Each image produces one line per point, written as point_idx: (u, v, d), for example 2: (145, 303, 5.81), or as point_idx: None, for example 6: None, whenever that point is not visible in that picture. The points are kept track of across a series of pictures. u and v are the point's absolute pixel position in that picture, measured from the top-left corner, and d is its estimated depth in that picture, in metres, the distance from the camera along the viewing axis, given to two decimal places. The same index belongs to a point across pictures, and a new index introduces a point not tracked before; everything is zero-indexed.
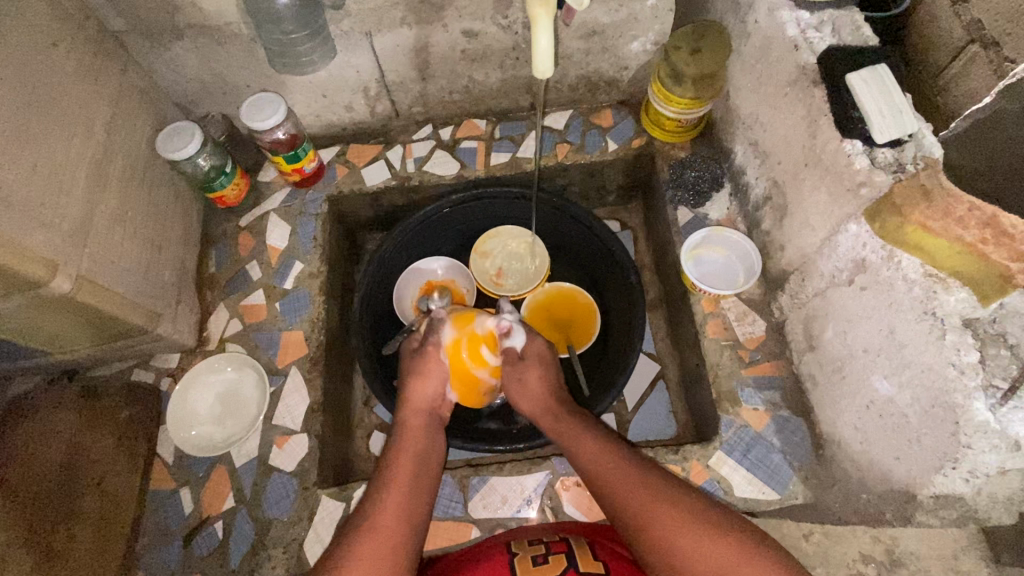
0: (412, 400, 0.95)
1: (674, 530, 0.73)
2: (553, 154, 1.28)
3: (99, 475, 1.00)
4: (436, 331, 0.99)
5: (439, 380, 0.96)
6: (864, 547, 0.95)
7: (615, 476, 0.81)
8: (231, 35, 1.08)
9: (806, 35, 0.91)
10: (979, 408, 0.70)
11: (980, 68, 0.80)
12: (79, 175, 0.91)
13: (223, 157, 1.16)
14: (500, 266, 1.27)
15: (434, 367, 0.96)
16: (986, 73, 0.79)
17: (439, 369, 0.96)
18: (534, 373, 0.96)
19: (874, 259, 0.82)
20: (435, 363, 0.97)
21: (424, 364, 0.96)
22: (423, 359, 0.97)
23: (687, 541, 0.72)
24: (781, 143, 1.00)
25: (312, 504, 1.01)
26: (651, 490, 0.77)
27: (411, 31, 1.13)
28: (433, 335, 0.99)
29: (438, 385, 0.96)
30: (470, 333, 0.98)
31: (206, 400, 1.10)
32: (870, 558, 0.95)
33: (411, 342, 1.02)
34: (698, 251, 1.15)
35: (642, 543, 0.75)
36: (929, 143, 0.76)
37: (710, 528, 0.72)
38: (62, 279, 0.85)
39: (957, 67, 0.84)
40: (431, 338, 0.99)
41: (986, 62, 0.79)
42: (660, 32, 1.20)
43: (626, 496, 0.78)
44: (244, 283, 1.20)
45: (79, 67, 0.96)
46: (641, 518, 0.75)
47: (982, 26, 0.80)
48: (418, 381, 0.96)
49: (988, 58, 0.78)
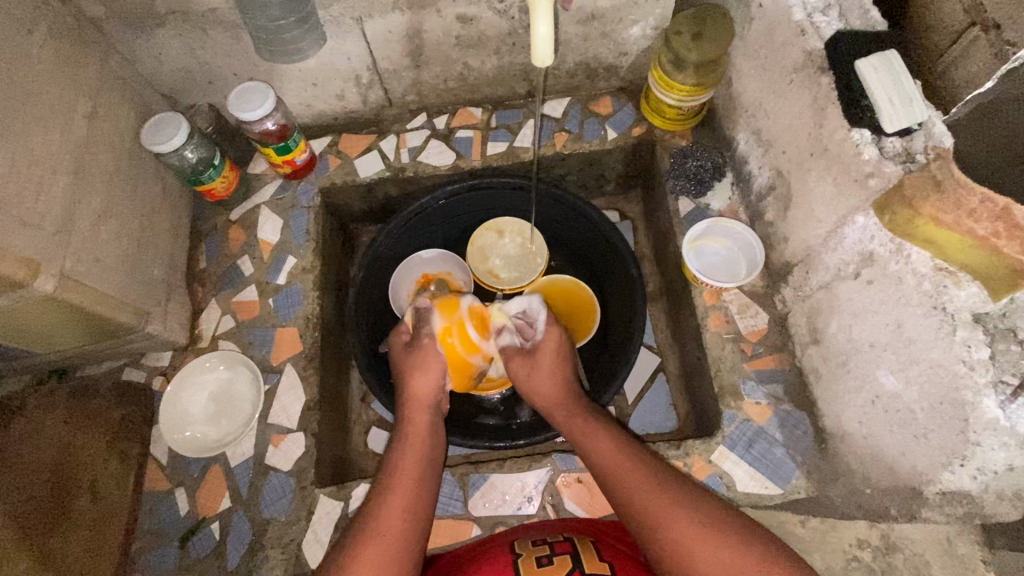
0: (415, 395, 0.91)
1: (685, 529, 0.72)
2: (552, 143, 1.25)
3: (91, 476, 0.98)
4: (424, 322, 0.96)
5: (440, 370, 0.93)
6: (859, 531, 0.91)
7: (627, 470, 0.80)
8: (215, 21, 1.04)
9: (813, 19, 0.88)
10: (989, 405, 0.69)
11: (980, 53, 0.76)
12: (60, 170, 0.88)
13: (211, 148, 1.12)
14: (503, 229, 1.26)
15: (430, 357, 0.93)
16: (987, 57, 0.75)
17: (437, 360, 0.93)
18: (549, 353, 0.96)
19: (882, 252, 0.80)
20: (433, 355, 0.93)
21: (422, 356, 0.93)
22: (420, 351, 0.93)
23: (699, 543, 0.71)
24: (784, 131, 0.98)
25: (310, 504, 0.99)
26: (666, 489, 0.77)
27: (403, 17, 1.09)
28: (422, 325, 0.95)
29: (437, 376, 0.92)
30: (459, 318, 0.95)
31: (199, 400, 1.08)
32: (865, 543, 0.91)
33: (399, 339, 0.98)
34: (699, 243, 1.13)
35: (652, 546, 0.74)
36: (939, 132, 0.72)
37: (723, 529, 0.72)
38: (44, 280, 0.82)
39: (957, 52, 0.80)
40: (422, 331, 0.95)
41: (987, 46, 0.75)
42: (660, 16, 1.17)
43: (643, 495, 0.77)
44: (236, 279, 1.17)
45: (57, 57, 0.91)
46: (657, 519, 0.74)
47: (984, 9, 0.76)
48: (419, 375, 0.92)
49: (988, 42, 0.75)
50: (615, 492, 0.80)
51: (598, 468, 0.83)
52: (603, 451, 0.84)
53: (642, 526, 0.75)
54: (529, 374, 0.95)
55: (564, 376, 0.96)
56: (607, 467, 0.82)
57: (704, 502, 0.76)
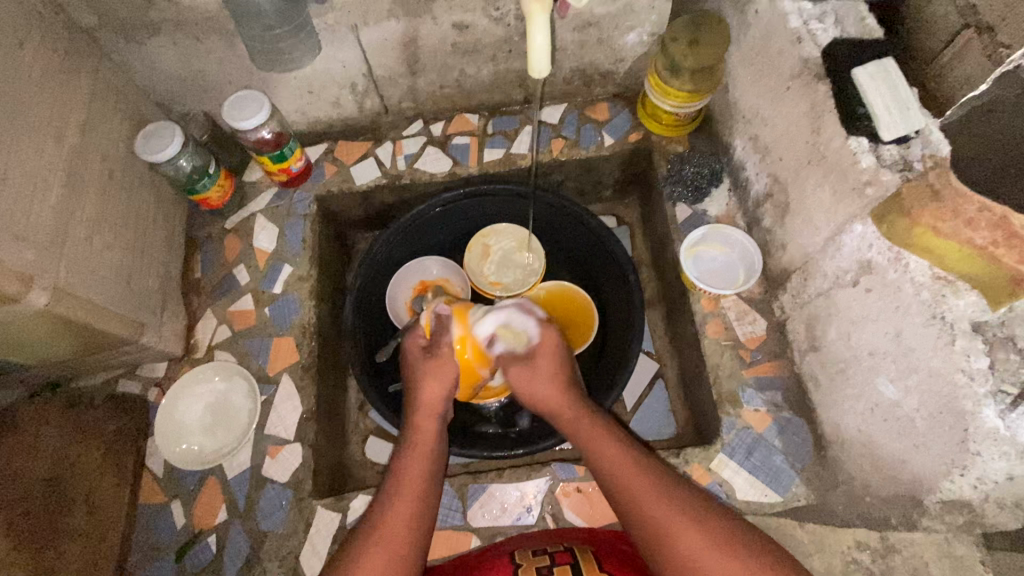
0: (424, 402, 0.90)
1: (691, 541, 0.72)
2: (549, 150, 1.25)
3: (86, 491, 0.97)
4: (443, 330, 0.94)
5: (453, 380, 0.91)
6: (858, 534, 0.90)
7: (637, 480, 0.78)
8: (210, 29, 1.03)
9: (809, 27, 0.88)
10: (988, 415, 0.69)
11: (974, 54, 0.76)
12: (53, 182, 0.87)
13: (206, 157, 1.12)
14: (487, 241, 1.25)
15: (447, 367, 0.91)
16: (980, 59, 0.75)
17: (451, 371, 0.91)
18: (547, 361, 0.92)
19: (880, 261, 0.80)
20: (448, 364, 0.91)
21: (437, 364, 0.91)
22: (436, 360, 0.92)
23: (706, 556, 0.70)
24: (781, 138, 0.97)
25: (308, 516, 0.99)
26: (674, 502, 0.75)
27: (398, 24, 1.08)
28: (441, 333, 0.94)
29: (450, 383, 0.91)
30: (478, 330, 0.93)
31: (194, 411, 1.07)
32: (865, 545, 0.89)
33: (417, 343, 0.96)
34: (697, 249, 1.13)
35: (658, 560, 0.73)
36: (937, 139, 0.73)
37: (732, 544, 0.71)
38: (37, 293, 0.81)
39: (952, 53, 0.80)
40: (442, 339, 0.93)
41: (980, 48, 0.75)
42: (656, 23, 1.16)
43: (652, 507, 0.75)
44: (232, 288, 1.17)
45: (49, 68, 0.91)
46: (666, 532, 0.73)
47: (976, 11, 0.76)
48: (430, 381, 0.90)
49: (982, 44, 0.75)
50: (620, 502, 0.79)
51: (607, 473, 0.81)
52: (611, 458, 0.82)
53: (645, 539, 0.75)
54: (528, 379, 0.91)
55: (569, 379, 0.92)
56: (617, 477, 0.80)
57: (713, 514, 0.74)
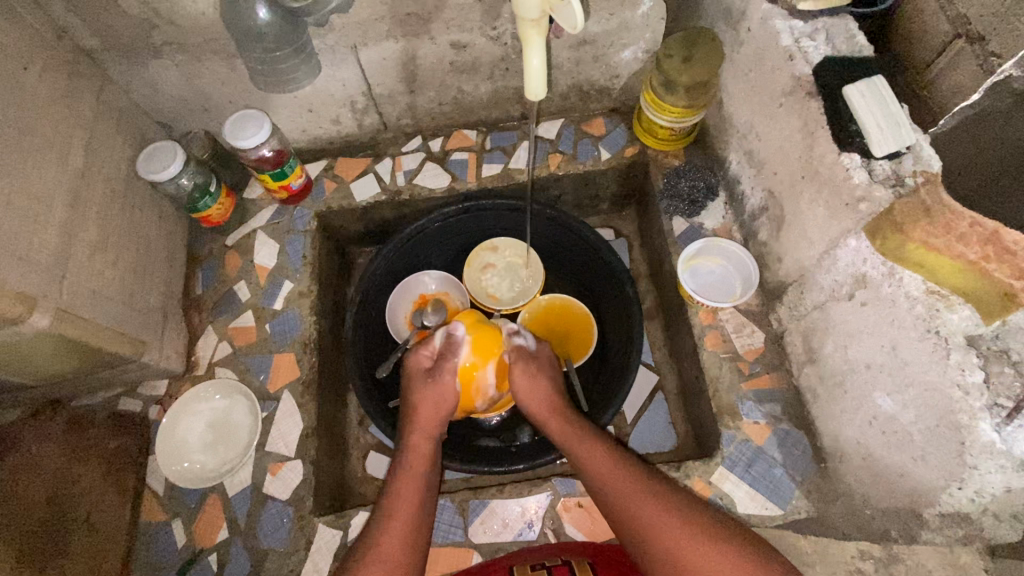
0: (420, 421, 0.90)
1: (676, 535, 0.74)
2: (546, 164, 1.26)
3: (87, 510, 0.97)
4: (453, 352, 0.92)
5: (452, 402, 0.91)
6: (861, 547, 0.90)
7: (622, 482, 0.80)
8: (210, 51, 1.04)
9: (800, 44, 0.89)
10: (985, 429, 0.68)
11: (965, 63, 0.80)
12: (57, 203, 0.88)
13: (206, 175, 1.13)
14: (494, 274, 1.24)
15: (444, 392, 0.91)
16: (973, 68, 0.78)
17: (450, 396, 0.91)
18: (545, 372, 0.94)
19: (875, 275, 0.81)
20: (448, 389, 0.91)
21: (437, 387, 0.91)
22: (438, 382, 0.91)
23: (691, 550, 0.72)
24: (774, 153, 0.99)
25: (309, 534, 0.99)
26: (659, 500, 0.77)
27: (397, 44, 1.10)
28: (450, 355, 0.92)
29: (447, 408, 0.91)
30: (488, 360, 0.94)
31: (195, 429, 1.08)
32: (868, 554, 0.89)
33: (422, 361, 0.94)
34: (694, 261, 1.14)
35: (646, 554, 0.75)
36: (927, 155, 0.75)
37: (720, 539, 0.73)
38: (40, 315, 0.82)
39: (943, 62, 0.83)
40: (446, 363, 0.92)
41: (972, 57, 0.78)
42: (651, 40, 1.18)
43: (637, 505, 0.77)
44: (232, 304, 1.17)
45: (53, 91, 0.92)
46: (651, 531, 0.75)
47: (966, 20, 0.79)
48: (428, 402, 0.90)
49: (973, 53, 0.78)
50: (607, 502, 0.80)
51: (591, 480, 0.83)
52: (596, 468, 0.83)
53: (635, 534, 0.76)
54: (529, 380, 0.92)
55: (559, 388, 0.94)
56: (599, 477, 0.82)
57: (700, 510, 0.77)
